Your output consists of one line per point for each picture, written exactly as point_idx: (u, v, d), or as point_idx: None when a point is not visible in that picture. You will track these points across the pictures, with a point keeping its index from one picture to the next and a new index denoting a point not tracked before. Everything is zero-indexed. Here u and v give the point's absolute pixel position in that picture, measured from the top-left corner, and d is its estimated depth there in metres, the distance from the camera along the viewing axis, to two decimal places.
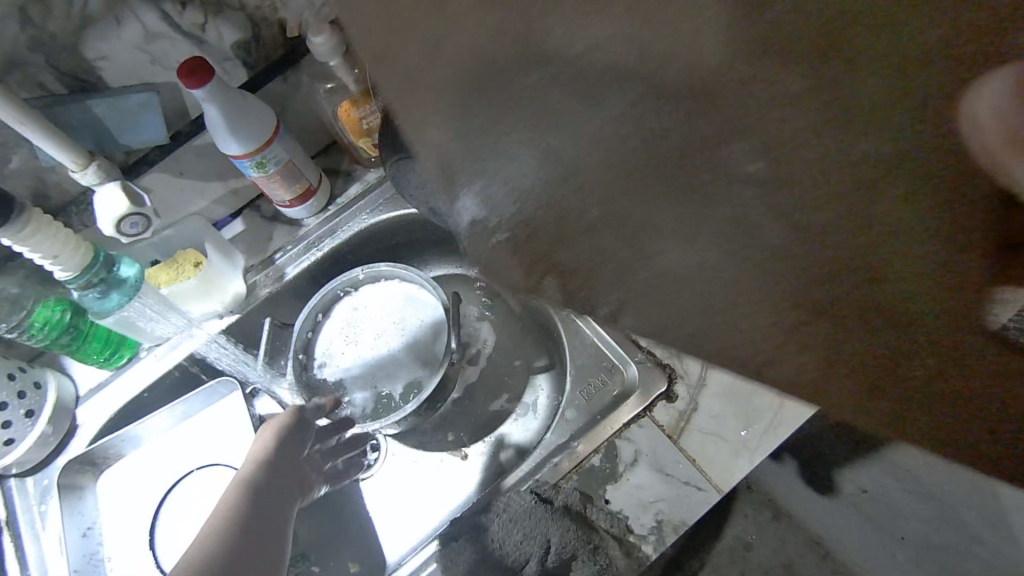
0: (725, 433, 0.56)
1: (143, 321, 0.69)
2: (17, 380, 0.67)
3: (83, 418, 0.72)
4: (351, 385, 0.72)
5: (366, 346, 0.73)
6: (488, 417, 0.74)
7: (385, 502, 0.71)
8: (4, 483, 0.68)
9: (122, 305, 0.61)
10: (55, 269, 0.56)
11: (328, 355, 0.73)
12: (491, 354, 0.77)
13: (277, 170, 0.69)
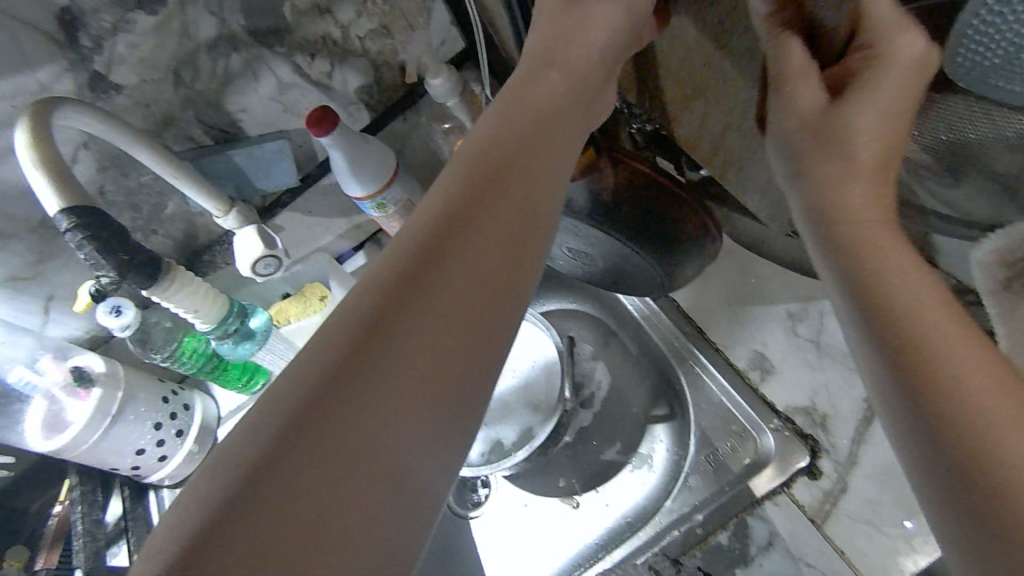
0: (880, 524, 0.53)
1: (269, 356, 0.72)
2: (170, 402, 0.73)
3: (224, 437, 0.78)
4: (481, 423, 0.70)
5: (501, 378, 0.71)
6: (601, 466, 0.67)
7: (495, 548, 0.68)
8: (157, 494, 0.77)
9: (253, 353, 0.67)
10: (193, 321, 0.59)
11: None
12: (607, 396, 0.70)
13: (396, 209, 0.70)
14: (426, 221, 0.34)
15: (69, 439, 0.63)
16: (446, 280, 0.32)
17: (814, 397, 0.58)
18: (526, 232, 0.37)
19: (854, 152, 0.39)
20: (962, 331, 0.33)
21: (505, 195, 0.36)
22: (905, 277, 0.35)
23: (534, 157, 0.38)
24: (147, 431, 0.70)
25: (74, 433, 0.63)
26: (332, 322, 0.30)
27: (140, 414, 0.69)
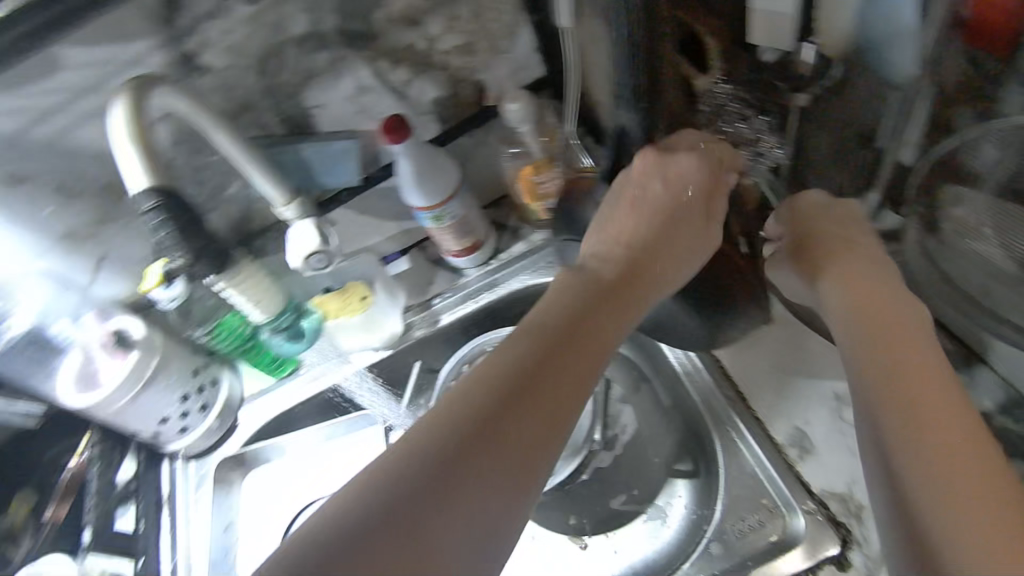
0: None
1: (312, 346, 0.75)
2: (200, 376, 0.74)
3: (243, 419, 0.78)
4: None
5: None
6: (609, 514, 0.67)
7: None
8: (171, 465, 0.76)
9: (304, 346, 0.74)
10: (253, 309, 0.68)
11: None
12: (632, 441, 0.70)
13: (451, 223, 0.71)
14: (514, 370, 0.49)
15: (93, 402, 0.65)
16: (520, 415, 0.47)
17: (852, 485, 0.58)
18: (580, 393, 0.51)
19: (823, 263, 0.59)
20: (947, 386, 0.45)
21: (571, 358, 0.51)
22: (947, 408, 0.44)
23: (600, 332, 0.54)
24: (174, 401, 0.71)
25: (101, 395, 0.65)
26: (445, 420, 0.46)
27: (170, 384, 0.70)
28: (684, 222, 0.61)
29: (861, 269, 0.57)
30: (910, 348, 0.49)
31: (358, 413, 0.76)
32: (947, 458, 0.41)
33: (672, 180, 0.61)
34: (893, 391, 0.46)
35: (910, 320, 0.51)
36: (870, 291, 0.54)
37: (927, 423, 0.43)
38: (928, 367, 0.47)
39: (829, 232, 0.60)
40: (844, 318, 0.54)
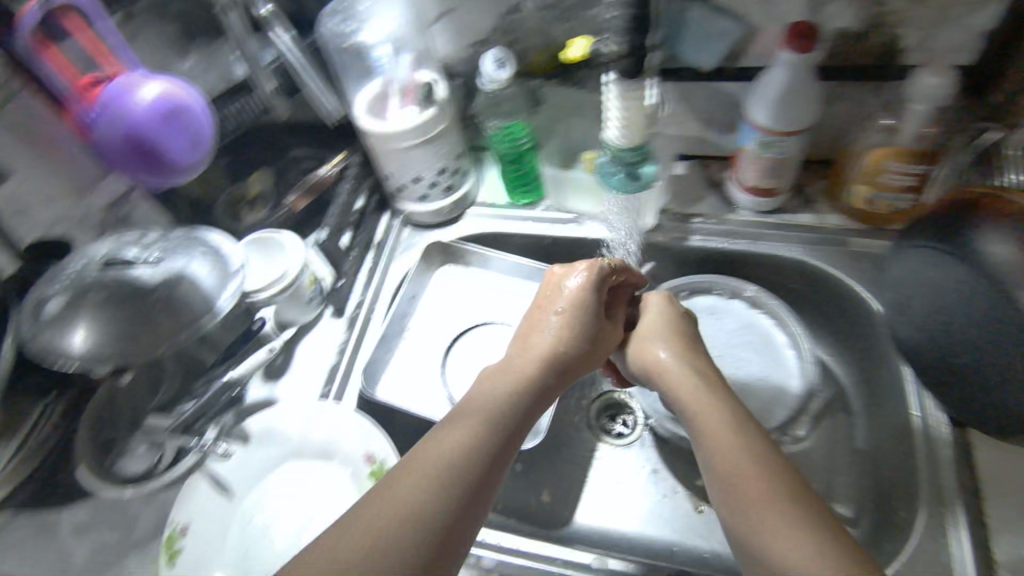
0: None
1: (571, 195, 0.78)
2: (458, 160, 0.77)
3: (468, 219, 0.83)
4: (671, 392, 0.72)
5: (727, 361, 0.72)
6: None
7: (603, 466, 0.76)
8: (388, 219, 0.83)
9: (617, 190, 0.71)
10: (615, 128, 0.66)
11: None
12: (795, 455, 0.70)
13: (771, 157, 0.66)
14: (466, 433, 0.47)
15: (376, 130, 0.69)
16: (459, 461, 0.45)
17: None
18: (523, 418, 0.51)
19: (719, 407, 0.51)
20: (782, 475, 0.45)
21: (512, 400, 0.52)
22: (782, 502, 0.43)
23: (542, 392, 0.54)
24: (430, 166, 0.74)
25: (388, 129, 0.68)
26: (413, 477, 0.43)
27: (437, 151, 0.73)
28: (570, 326, 0.59)
29: (728, 411, 0.50)
30: (733, 455, 0.46)
31: (577, 276, 0.78)
32: (747, 501, 0.44)
33: (552, 312, 0.60)
34: (746, 478, 0.45)
35: (742, 430, 0.48)
36: (741, 423, 0.49)
37: (725, 468, 0.47)
38: (755, 453, 0.46)
39: (671, 336, 0.60)
40: (697, 410, 0.51)
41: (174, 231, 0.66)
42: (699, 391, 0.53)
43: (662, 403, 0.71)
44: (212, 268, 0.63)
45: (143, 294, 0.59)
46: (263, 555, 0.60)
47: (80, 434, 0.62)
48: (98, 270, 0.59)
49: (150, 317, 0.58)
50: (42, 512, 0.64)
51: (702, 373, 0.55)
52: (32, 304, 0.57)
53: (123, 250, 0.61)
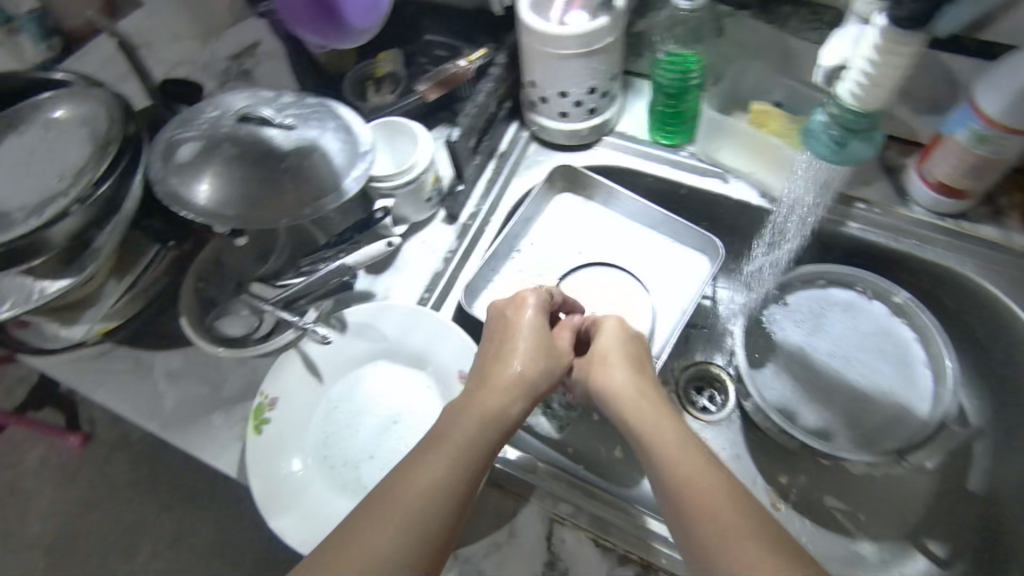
0: None
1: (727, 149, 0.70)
2: (611, 83, 0.69)
3: (602, 148, 0.76)
4: (783, 381, 0.68)
5: (853, 364, 0.67)
6: (814, 503, 0.66)
7: None
8: (516, 131, 0.77)
9: (824, 157, 0.61)
10: (856, 83, 0.55)
11: (800, 328, 0.70)
12: (894, 477, 0.66)
13: (980, 154, 0.56)
14: (428, 482, 0.44)
15: (537, 29, 0.62)
16: (421, 500, 0.43)
17: None
18: (484, 450, 0.48)
19: (666, 430, 0.49)
20: (732, 491, 0.44)
21: (474, 431, 0.48)
22: (733, 515, 0.42)
23: (501, 424, 0.50)
24: (582, 85, 0.67)
25: (550, 30, 0.61)
26: (387, 515, 0.42)
27: (594, 70, 0.66)
28: (513, 357, 0.54)
29: (678, 434, 0.49)
30: (682, 474, 0.45)
31: (711, 238, 0.71)
32: (700, 505, 0.43)
33: (514, 338, 0.56)
34: (697, 501, 0.43)
35: (686, 451, 0.47)
36: (688, 445, 0.48)
37: (683, 483, 0.45)
38: (704, 471, 0.45)
39: (607, 376, 0.55)
40: (650, 429, 0.50)
41: (308, 98, 0.62)
42: (648, 417, 0.51)
43: (771, 390, 0.67)
44: (342, 146, 0.59)
45: (272, 157, 0.56)
46: (344, 445, 0.60)
47: (187, 284, 0.63)
48: (233, 123, 0.56)
49: (276, 182, 0.56)
50: (144, 351, 0.67)
51: (652, 398, 0.53)
52: (171, 146, 0.57)
53: (259, 107, 0.58)
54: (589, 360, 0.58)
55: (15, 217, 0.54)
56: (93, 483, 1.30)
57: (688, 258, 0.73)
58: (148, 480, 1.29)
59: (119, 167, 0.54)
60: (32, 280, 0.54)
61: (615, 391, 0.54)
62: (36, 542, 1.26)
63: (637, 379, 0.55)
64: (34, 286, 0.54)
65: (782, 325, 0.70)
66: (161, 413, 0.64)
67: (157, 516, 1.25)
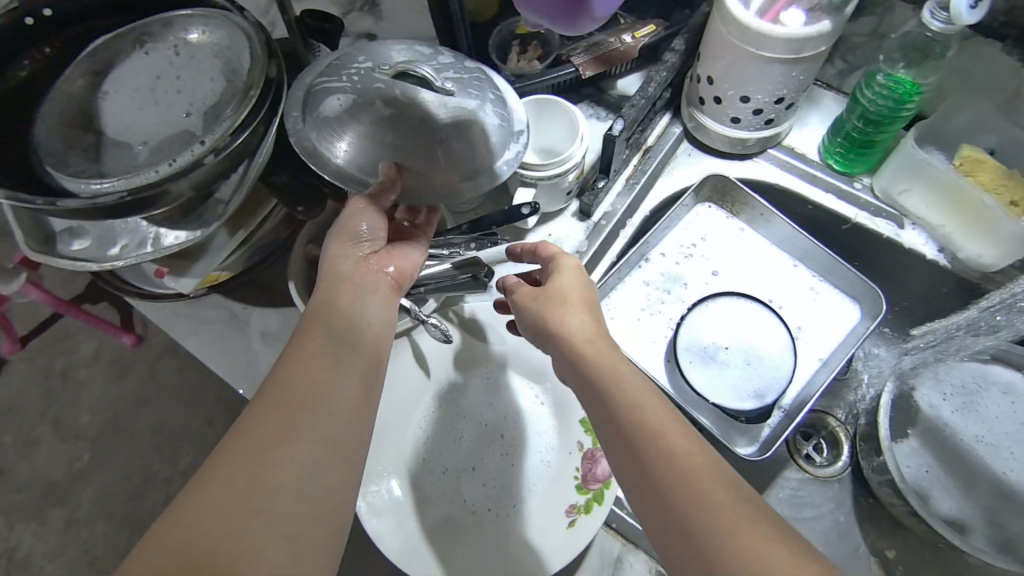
0: None
1: (912, 193, 0.61)
2: (801, 93, 0.60)
3: (762, 162, 0.67)
4: (917, 462, 0.61)
5: (1005, 456, 0.60)
6: None
7: None
8: (669, 123, 0.68)
9: None
10: None
11: (946, 403, 0.62)
12: None
13: None
14: (318, 373, 0.40)
15: (744, 23, 0.52)
16: (308, 388, 0.39)
17: None
18: (351, 359, 0.42)
19: (620, 380, 0.40)
20: (703, 460, 0.36)
21: (333, 343, 0.42)
22: (698, 483, 0.34)
23: (368, 337, 0.44)
24: (769, 93, 0.58)
25: (760, 26, 0.52)
26: (279, 399, 0.38)
27: (789, 79, 0.56)
28: (373, 264, 0.48)
29: (634, 385, 0.40)
30: (639, 426, 0.38)
31: (876, 291, 0.62)
32: (658, 458, 0.36)
33: (365, 248, 0.48)
34: (652, 466, 0.36)
35: (637, 403, 0.39)
36: (637, 395, 0.39)
37: (637, 433, 0.37)
38: (666, 427, 0.37)
39: (555, 317, 0.45)
40: (598, 372, 0.41)
41: (467, 62, 0.53)
42: (597, 364, 0.42)
43: (904, 468, 0.61)
44: (500, 120, 0.51)
45: (426, 126, 0.48)
46: (445, 451, 0.56)
47: (297, 246, 0.57)
48: (388, 78, 0.48)
49: (426, 154, 0.48)
50: (240, 304, 0.63)
51: (603, 344, 0.44)
52: (315, 95, 0.49)
53: (418, 64, 0.50)
54: (534, 296, 0.47)
55: (137, 154, 0.48)
56: (71, 377, 1.17)
57: (835, 304, 0.65)
58: (125, 387, 1.15)
59: (260, 115, 0.48)
60: (148, 226, 0.50)
61: (562, 330, 0.44)
62: (82, 430, 1.14)
63: (577, 318, 0.45)
64: (149, 232, 0.50)
65: (930, 395, 0.63)
66: (253, 376, 0.60)
67: (147, 424, 1.12)
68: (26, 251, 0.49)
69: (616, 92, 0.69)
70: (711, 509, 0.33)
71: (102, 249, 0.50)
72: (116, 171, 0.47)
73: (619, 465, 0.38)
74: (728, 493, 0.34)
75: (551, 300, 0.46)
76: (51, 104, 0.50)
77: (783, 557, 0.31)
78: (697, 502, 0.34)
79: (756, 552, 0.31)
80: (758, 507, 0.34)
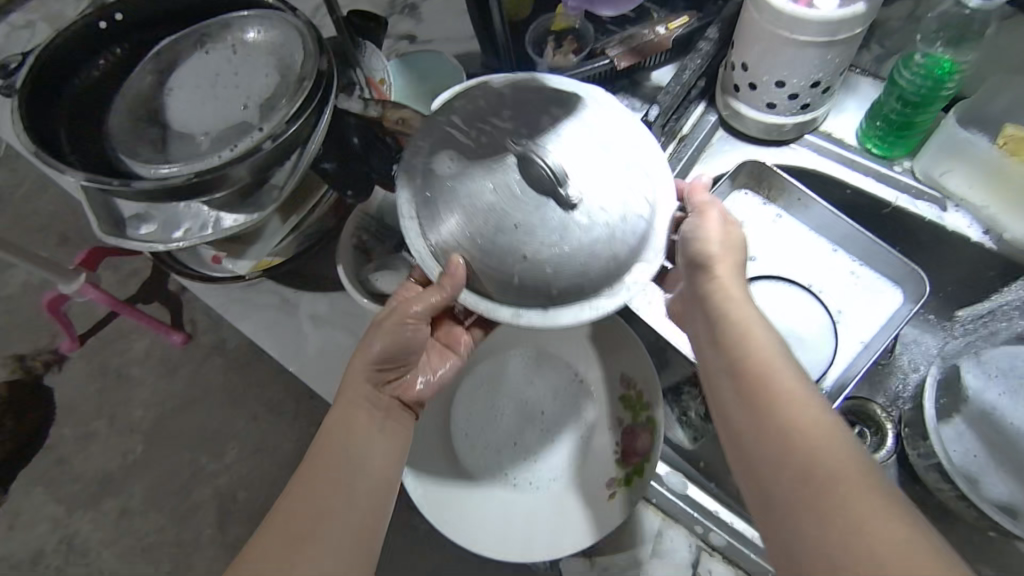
0: None
1: (955, 173, 0.60)
2: (838, 77, 0.60)
3: (799, 148, 0.67)
4: (965, 448, 0.60)
5: None
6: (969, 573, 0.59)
7: None
8: (705, 113, 0.69)
9: None
10: None
11: (993, 387, 0.61)
12: None
13: None
14: (332, 489, 0.43)
15: (778, 8, 0.53)
16: (321, 509, 0.42)
17: None
18: (365, 478, 0.45)
19: (750, 334, 0.43)
20: (817, 419, 0.38)
21: (349, 460, 0.45)
22: (804, 437, 0.37)
23: (380, 453, 0.47)
24: (805, 77, 0.59)
25: (795, 9, 0.53)
26: (293, 519, 0.41)
27: (825, 62, 0.57)
28: (389, 373, 0.51)
29: (766, 340, 0.43)
30: (760, 378, 0.41)
31: (918, 273, 0.61)
32: (770, 405, 0.39)
33: (389, 359, 0.51)
34: (762, 414, 0.40)
35: (765, 358, 0.42)
36: (772, 352, 0.42)
37: (755, 382, 0.41)
38: (787, 388, 0.40)
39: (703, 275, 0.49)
40: (737, 320, 0.45)
41: (599, 143, 0.46)
42: (729, 314, 0.45)
43: (951, 452, 0.60)
44: (595, 254, 0.44)
45: (515, 232, 0.44)
46: (486, 429, 0.57)
47: (347, 233, 0.61)
48: (514, 207, 0.44)
49: (504, 265, 0.45)
50: (290, 289, 0.66)
51: (738, 296, 0.47)
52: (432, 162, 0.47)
53: (539, 158, 0.44)
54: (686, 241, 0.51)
55: (200, 143, 0.52)
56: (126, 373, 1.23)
57: (875, 288, 0.64)
58: (176, 383, 1.20)
59: (312, 104, 0.51)
60: (209, 210, 0.54)
61: (706, 281, 0.48)
62: (136, 425, 1.19)
63: (720, 275, 0.48)
64: (211, 216, 0.54)
65: (976, 377, 0.62)
66: (302, 355, 0.63)
67: (197, 417, 1.17)
68: (97, 232, 0.53)
69: (650, 83, 0.70)
70: (809, 457, 0.36)
71: (168, 233, 0.53)
72: (181, 158, 0.51)
73: (729, 406, 0.42)
74: (831, 448, 0.36)
75: (709, 257, 0.49)
76: (121, 101, 0.54)
77: (869, 511, 0.33)
78: (798, 450, 0.37)
79: (844, 500, 0.34)
80: (864, 464, 0.36)
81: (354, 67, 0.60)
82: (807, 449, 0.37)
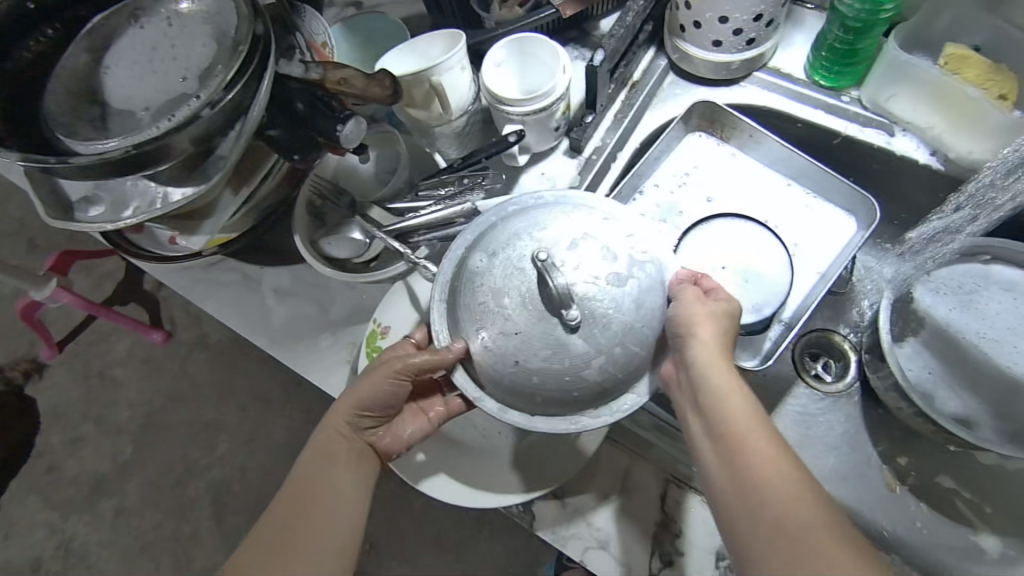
0: None
1: (900, 98, 0.61)
2: (780, 9, 0.61)
3: (749, 86, 0.68)
4: (921, 365, 0.62)
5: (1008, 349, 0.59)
6: (935, 486, 0.60)
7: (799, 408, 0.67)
8: (655, 58, 0.69)
9: None
10: None
11: (947, 303, 0.62)
12: None
13: None
14: (312, 513, 0.48)
15: None
16: (300, 531, 0.47)
17: None
18: (341, 507, 0.49)
19: (730, 404, 0.42)
20: (801, 500, 0.38)
21: (328, 492, 0.49)
22: (792, 525, 0.37)
23: (356, 481, 0.50)
24: (748, 11, 0.59)
25: None
26: (277, 536, 0.47)
27: None
28: (377, 409, 0.52)
29: (747, 410, 0.42)
30: (744, 456, 0.40)
31: (869, 199, 0.62)
32: (756, 488, 0.39)
33: (380, 400, 0.52)
34: (747, 492, 0.39)
35: (747, 435, 0.41)
36: (756, 427, 0.41)
37: (741, 463, 0.40)
38: (772, 466, 0.40)
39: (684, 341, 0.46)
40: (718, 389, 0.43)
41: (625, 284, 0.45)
42: (709, 379, 0.44)
43: (908, 371, 0.62)
44: (583, 379, 0.45)
45: (519, 363, 0.45)
46: None
47: (302, 199, 0.61)
48: (530, 331, 0.44)
49: (510, 384, 0.46)
50: (254, 266, 0.66)
51: (717, 354, 0.45)
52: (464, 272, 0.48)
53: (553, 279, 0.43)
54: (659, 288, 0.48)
55: (140, 118, 0.51)
56: (109, 375, 1.22)
57: (831, 218, 0.65)
58: (160, 381, 1.20)
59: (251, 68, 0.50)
60: (157, 186, 0.53)
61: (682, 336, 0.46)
62: (123, 426, 1.18)
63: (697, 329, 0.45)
64: (159, 192, 0.53)
65: (930, 295, 0.62)
66: (269, 329, 0.63)
67: (184, 413, 1.17)
68: (46, 217, 0.52)
69: (599, 32, 0.70)
70: (798, 545, 0.37)
71: (117, 212, 0.53)
72: (122, 133, 0.50)
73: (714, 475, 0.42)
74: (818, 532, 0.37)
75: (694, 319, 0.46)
76: (58, 82, 0.53)
77: None
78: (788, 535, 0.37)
79: None
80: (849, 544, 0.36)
81: (294, 33, 0.59)
82: (797, 536, 0.37)
